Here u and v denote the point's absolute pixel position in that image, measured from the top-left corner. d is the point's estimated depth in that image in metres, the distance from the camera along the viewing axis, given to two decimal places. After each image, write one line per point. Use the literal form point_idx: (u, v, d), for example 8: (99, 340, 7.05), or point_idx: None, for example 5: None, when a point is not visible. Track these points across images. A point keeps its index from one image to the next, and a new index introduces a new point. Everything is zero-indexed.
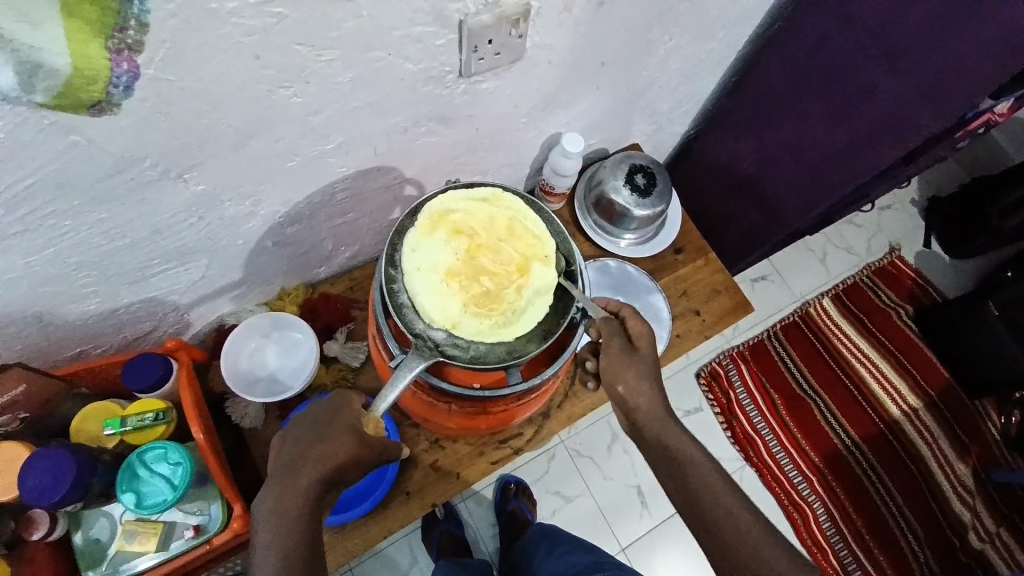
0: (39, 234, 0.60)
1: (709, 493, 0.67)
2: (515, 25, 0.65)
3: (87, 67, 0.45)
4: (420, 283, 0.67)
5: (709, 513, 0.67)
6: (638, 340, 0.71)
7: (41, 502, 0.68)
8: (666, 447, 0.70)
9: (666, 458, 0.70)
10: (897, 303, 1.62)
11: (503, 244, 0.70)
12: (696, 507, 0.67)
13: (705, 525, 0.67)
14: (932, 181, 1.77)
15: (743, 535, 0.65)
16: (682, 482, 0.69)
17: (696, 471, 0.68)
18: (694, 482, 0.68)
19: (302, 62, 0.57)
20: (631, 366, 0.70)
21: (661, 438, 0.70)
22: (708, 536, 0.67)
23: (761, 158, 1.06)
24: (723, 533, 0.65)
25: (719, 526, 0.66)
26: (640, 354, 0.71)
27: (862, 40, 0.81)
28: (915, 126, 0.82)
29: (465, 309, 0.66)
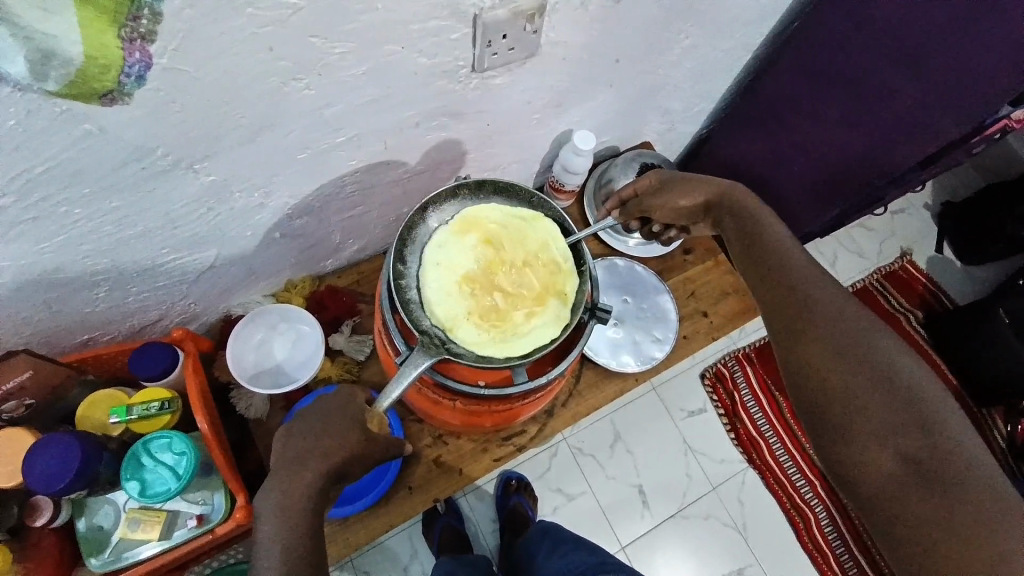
0: (50, 221, 0.60)
1: (839, 317, 0.64)
2: (530, 20, 0.65)
3: (100, 55, 0.45)
4: (440, 287, 0.69)
5: (838, 335, 0.63)
6: (658, 176, 0.81)
7: (46, 489, 0.69)
8: (784, 269, 0.69)
9: (782, 282, 0.68)
10: (906, 309, 1.61)
11: (523, 265, 0.70)
12: (816, 333, 0.64)
13: (829, 348, 0.62)
14: (945, 186, 1.76)
15: (880, 362, 0.61)
16: (803, 310, 0.66)
17: (819, 298, 0.66)
18: (818, 309, 0.65)
19: (316, 55, 0.56)
20: (670, 183, 0.79)
21: (780, 263, 0.70)
22: (826, 361, 0.62)
23: (774, 160, 1.05)
24: (852, 357, 0.61)
25: (843, 353, 0.62)
26: (670, 178, 0.80)
27: (881, 45, 0.80)
28: (934, 130, 0.82)
29: (468, 316, 0.67)
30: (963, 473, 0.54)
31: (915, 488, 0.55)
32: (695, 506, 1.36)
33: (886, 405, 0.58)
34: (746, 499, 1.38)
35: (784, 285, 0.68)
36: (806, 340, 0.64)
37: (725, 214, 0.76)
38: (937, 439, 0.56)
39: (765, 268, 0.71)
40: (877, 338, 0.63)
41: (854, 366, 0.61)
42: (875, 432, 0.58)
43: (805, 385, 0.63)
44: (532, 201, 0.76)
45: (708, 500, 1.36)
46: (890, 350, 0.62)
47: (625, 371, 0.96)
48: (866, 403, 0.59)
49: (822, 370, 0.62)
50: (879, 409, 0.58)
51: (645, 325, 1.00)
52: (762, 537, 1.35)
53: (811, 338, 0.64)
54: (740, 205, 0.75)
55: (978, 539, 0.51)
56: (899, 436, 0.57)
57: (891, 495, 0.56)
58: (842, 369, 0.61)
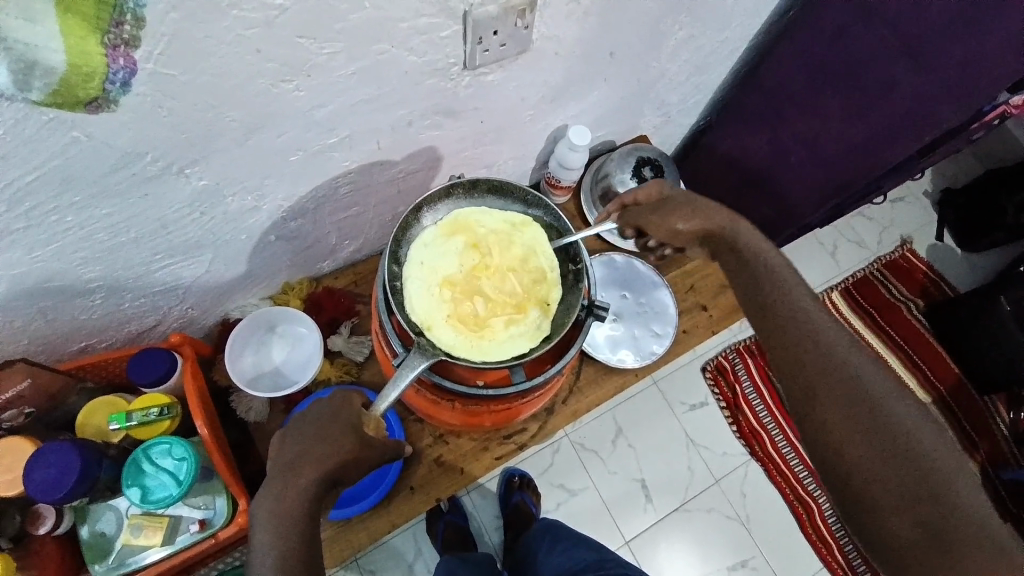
0: (42, 230, 0.59)
1: (853, 374, 0.62)
2: (521, 16, 0.64)
3: (84, 63, 0.45)
4: (424, 284, 0.70)
5: (854, 397, 0.61)
6: (663, 193, 0.76)
7: (46, 498, 0.69)
8: (802, 324, 0.66)
9: (794, 336, 0.65)
10: (907, 298, 1.60)
11: (505, 269, 0.71)
12: (830, 396, 0.62)
13: (843, 412, 0.61)
14: (945, 173, 1.75)
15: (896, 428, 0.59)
16: (817, 370, 0.63)
17: (834, 355, 0.63)
18: (834, 367, 0.63)
19: (305, 56, 0.56)
20: (674, 204, 0.75)
21: (794, 315, 0.67)
22: (839, 426, 0.60)
23: (772, 151, 1.04)
24: (865, 422, 0.60)
25: (857, 420, 0.60)
26: (676, 200, 0.75)
27: (880, 32, 0.79)
28: (935, 122, 0.81)
29: (447, 319, 0.68)
30: (974, 540, 0.54)
31: (928, 553, 0.55)
32: (698, 499, 1.36)
33: (901, 477, 0.57)
34: (749, 491, 1.38)
35: (795, 342, 0.65)
36: (818, 401, 0.62)
37: (725, 249, 0.74)
38: (951, 508, 0.56)
39: (773, 318, 0.67)
40: (893, 399, 0.61)
41: (868, 432, 0.59)
42: (889, 502, 0.57)
43: (818, 446, 0.62)
44: (528, 200, 0.77)
45: (711, 493, 1.36)
46: (904, 408, 0.61)
47: (624, 367, 0.96)
48: (880, 465, 0.58)
49: (836, 434, 0.60)
50: (894, 473, 0.58)
51: (644, 321, 1.00)
52: (765, 529, 1.35)
53: (824, 400, 0.62)
54: (739, 248, 0.72)
55: None
56: (912, 505, 0.56)
57: (909, 561, 0.56)
58: (854, 438, 0.60)
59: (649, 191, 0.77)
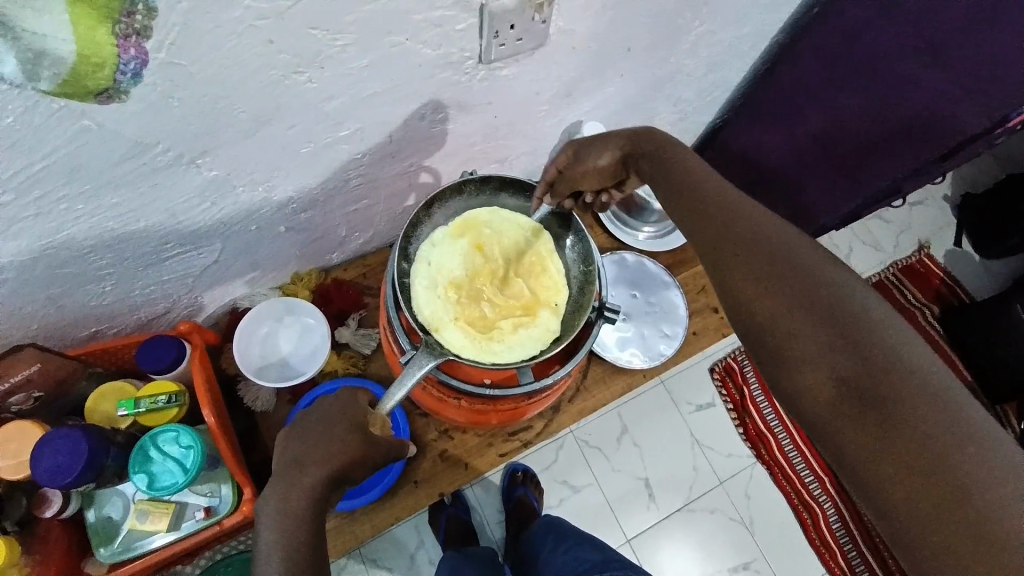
0: (52, 217, 0.59)
1: (817, 273, 0.48)
2: (538, 10, 0.63)
3: (94, 53, 0.44)
4: (430, 288, 0.69)
5: (766, 251, 0.50)
6: (579, 146, 0.67)
7: (53, 483, 0.69)
8: (748, 221, 0.52)
9: (743, 234, 0.52)
10: (922, 303, 1.57)
11: (511, 272, 0.72)
12: (790, 294, 0.48)
13: (804, 308, 0.47)
14: (966, 177, 1.71)
15: (874, 333, 0.45)
16: (776, 265, 0.49)
17: (794, 251, 0.50)
18: (793, 265, 0.49)
19: (317, 47, 0.55)
20: (592, 151, 0.65)
21: (736, 212, 0.53)
22: (794, 326, 0.46)
23: (790, 151, 1.02)
24: (832, 323, 0.45)
25: (821, 321, 0.46)
26: (597, 144, 0.65)
27: (901, 29, 0.78)
28: (953, 123, 0.79)
29: (454, 320, 0.68)
30: (963, 450, 0.40)
31: (856, 416, 0.43)
32: (702, 500, 1.35)
33: (875, 386, 0.43)
34: (752, 494, 1.37)
35: (744, 238, 0.51)
36: (778, 300, 0.48)
37: (642, 158, 0.63)
38: (943, 418, 0.41)
39: (720, 216, 0.54)
40: (806, 248, 0.50)
41: (836, 334, 0.45)
42: (859, 410, 0.43)
43: (769, 351, 0.48)
44: None
45: (714, 494, 1.36)
46: (866, 294, 0.47)
47: (632, 367, 0.95)
48: (795, 326, 0.47)
49: (793, 335, 0.46)
50: (809, 331, 0.46)
51: (653, 322, 0.99)
52: (768, 531, 1.35)
53: (784, 296, 0.48)
54: (658, 148, 0.62)
55: (940, 472, 0.40)
56: (890, 418, 0.42)
57: (831, 427, 0.44)
58: (818, 338, 0.45)
59: (563, 155, 0.68)
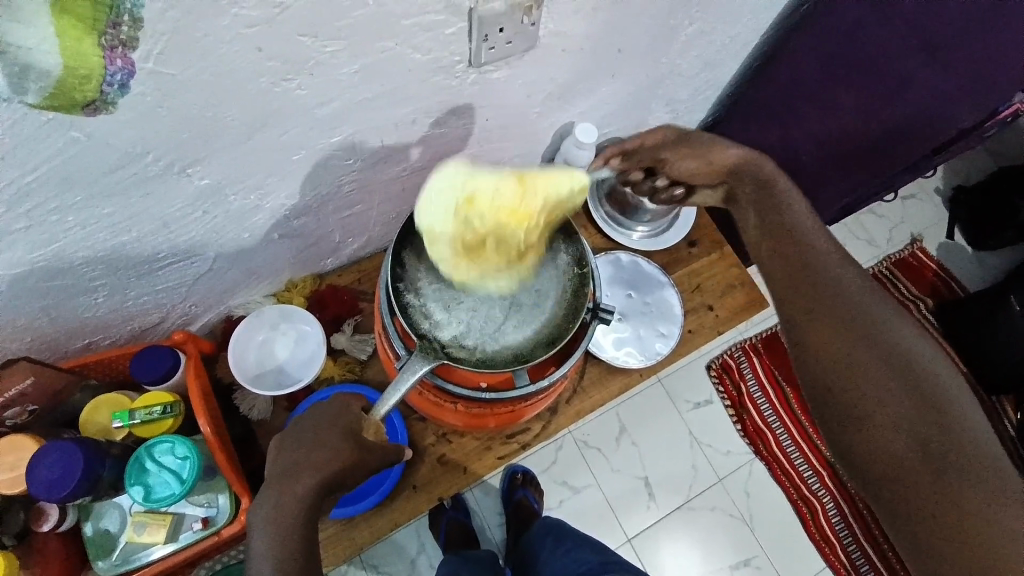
0: (43, 229, 0.59)
1: (900, 332, 0.62)
2: (527, 13, 0.63)
3: (81, 65, 0.44)
4: (432, 290, 0.69)
5: (863, 329, 0.62)
6: (679, 135, 0.82)
7: (48, 496, 0.69)
8: (843, 279, 0.66)
9: (841, 293, 0.65)
10: (916, 297, 1.58)
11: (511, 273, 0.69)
12: (877, 345, 0.61)
13: (891, 355, 0.60)
14: (958, 170, 1.72)
15: (936, 385, 0.59)
16: (867, 321, 0.63)
17: (875, 313, 0.64)
18: (878, 325, 0.63)
19: (307, 54, 0.55)
20: (682, 142, 0.81)
21: (832, 272, 0.67)
22: (883, 393, 0.59)
23: (783, 148, 1.03)
24: (912, 372, 0.59)
25: (902, 368, 0.60)
26: (690, 142, 0.80)
27: (896, 27, 0.77)
28: (948, 121, 0.83)
29: (452, 235, 0.62)
30: (1002, 514, 0.52)
31: (917, 471, 0.55)
32: (702, 498, 1.35)
33: (941, 425, 0.56)
34: (751, 491, 1.37)
35: (840, 296, 0.65)
36: (865, 349, 0.61)
37: (742, 183, 0.77)
38: (988, 485, 0.53)
39: (820, 274, 0.67)
40: (901, 328, 0.63)
41: (913, 381, 0.59)
42: (926, 437, 0.56)
43: (853, 410, 0.60)
44: None
45: (714, 492, 1.36)
46: (943, 374, 0.60)
47: (629, 367, 0.95)
48: (878, 394, 0.59)
49: (877, 400, 0.59)
50: (890, 399, 0.58)
51: (649, 321, 0.99)
52: (769, 528, 1.35)
53: (871, 347, 0.61)
54: (756, 180, 0.76)
55: (980, 525, 0.52)
56: (947, 450, 0.55)
57: (896, 477, 0.56)
58: (902, 380, 0.59)
59: (663, 132, 0.83)
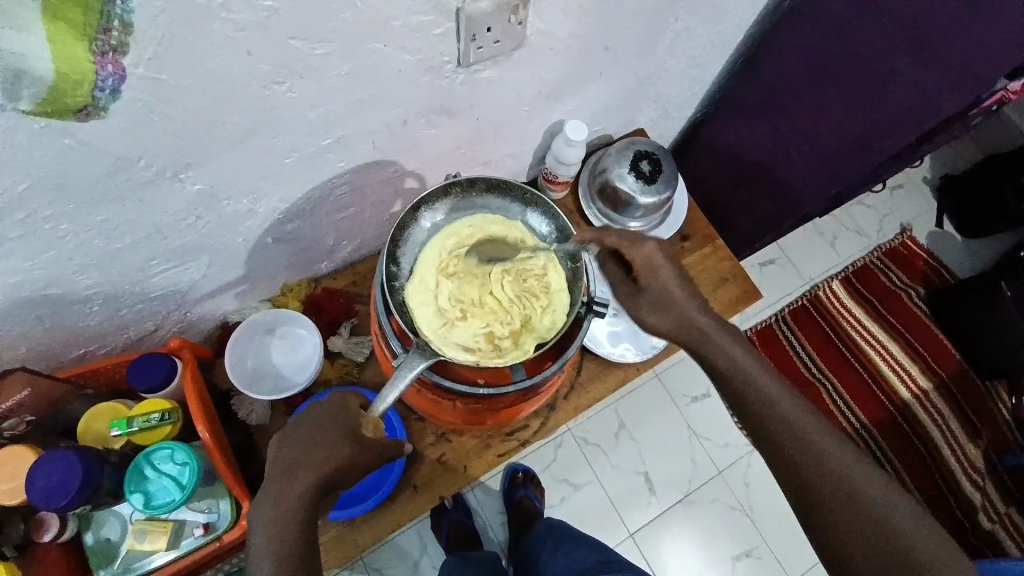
0: (37, 238, 0.59)
1: (791, 414, 0.65)
2: (515, 12, 0.63)
3: (72, 71, 0.44)
4: (434, 307, 0.70)
5: (803, 463, 0.63)
6: (647, 265, 0.67)
7: (48, 505, 0.69)
8: (734, 367, 0.67)
9: (732, 386, 0.67)
10: (908, 285, 1.60)
11: (513, 277, 0.72)
12: (771, 433, 0.65)
13: (785, 442, 0.64)
14: (945, 159, 1.74)
15: (830, 462, 0.62)
16: (757, 413, 0.66)
17: (766, 398, 0.66)
18: (772, 410, 0.65)
19: (297, 57, 0.55)
20: (642, 299, 0.69)
21: (723, 364, 0.67)
22: (840, 530, 0.60)
23: (771, 141, 1.04)
24: (805, 456, 0.63)
25: (795, 454, 0.63)
26: (645, 278, 0.68)
27: (879, 22, 0.78)
28: (935, 111, 0.81)
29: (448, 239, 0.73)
30: None
31: None
32: (702, 491, 1.36)
33: (842, 505, 0.61)
34: (750, 484, 1.38)
35: (733, 389, 0.67)
36: (766, 442, 0.65)
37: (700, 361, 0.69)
38: None
39: (712, 369, 0.68)
40: (832, 445, 0.63)
41: (811, 465, 0.62)
42: (833, 522, 0.60)
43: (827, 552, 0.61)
44: (525, 196, 0.76)
45: (714, 485, 1.37)
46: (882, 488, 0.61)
47: (626, 362, 0.95)
48: (837, 533, 0.60)
49: (837, 536, 0.60)
50: (848, 538, 0.59)
51: None
52: (770, 520, 1.35)
53: (769, 437, 0.65)
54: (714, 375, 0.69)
55: None
56: (859, 526, 0.59)
57: None
58: (799, 470, 0.63)
59: (641, 257, 0.67)
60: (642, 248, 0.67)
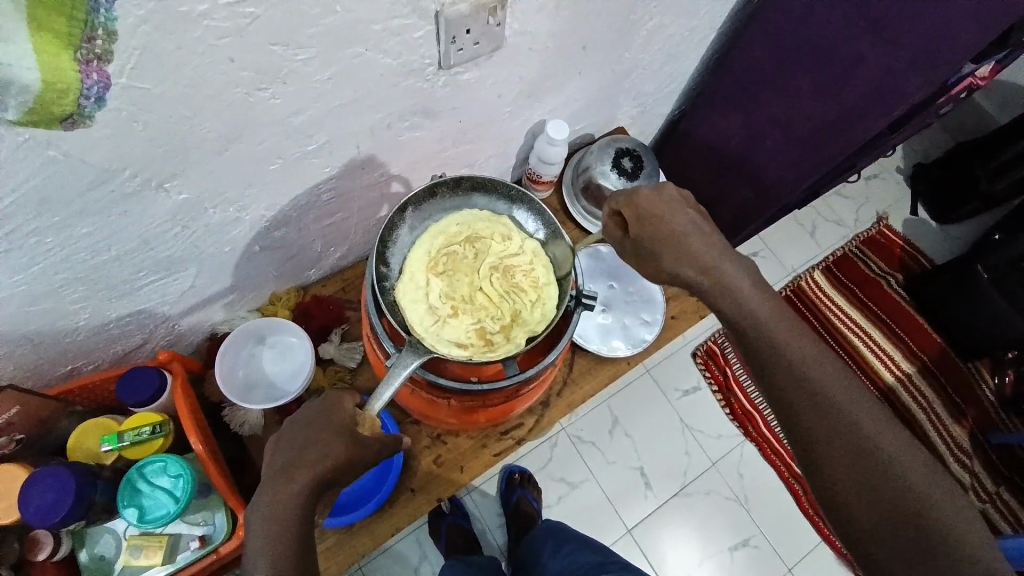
0: (22, 252, 0.59)
1: (807, 372, 0.61)
2: (493, 13, 0.64)
3: (57, 79, 0.44)
4: (426, 305, 0.72)
5: (814, 414, 0.59)
6: (643, 214, 0.68)
7: (43, 522, 0.68)
8: (749, 320, 0.64)
9: (748, 339, 0.64)
10: (887, 272, 1.63)
11: (501, 274, 0.74)
12: (784, 394, 0.61)
13: (798, 402, 0.60)
14: (917, 148, 1.78)
15: (846, 423, 0.58)
16: (771, 371, 0.62)
17: (782, 352, 0.62)
18: (787, 367, 0.61)
19: (279, 63, 0.56)
20: (650, 250, 0.68)
21: (738, 315, 0.65)
22: (847, 484, 0.57)
23: (748, 134, 1.06)
24: (820, 418, 0.59)
25: (808, 416, 0.59)
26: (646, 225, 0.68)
27: (845, 9, 0.81)
28: (901, 94, 0.82)
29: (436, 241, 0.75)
30: None
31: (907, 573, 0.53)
32: (697, 483, 1.37)
33: (857, 470, 0.57)
34: (744, 474, 1.39)
35: (748, 342, 0.64)
36: (779, 402, 0.62)
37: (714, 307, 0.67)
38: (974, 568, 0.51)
39: (728, 321, 0.65)
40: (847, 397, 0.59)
41: (823, 427, 0.59)
42: (846, 488, 0.57)
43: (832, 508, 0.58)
44: (512, 195, 0.78)
45: (709, 476, 1.38)
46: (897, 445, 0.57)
47: (616, 356, 0.96)
48: (845, 487, 0.57)
49: (843, 491, 0.57)
50: (855, 493, 0.56)
51: (634, 310, 1.01)
52: (764, 509, 1.37)
53: (781, 398, 0.61)
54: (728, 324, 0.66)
55: None
56: (873, 492, 0.56)
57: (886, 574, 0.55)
58: (811, 433, 0.59)
59: (637, 207, 0.68)
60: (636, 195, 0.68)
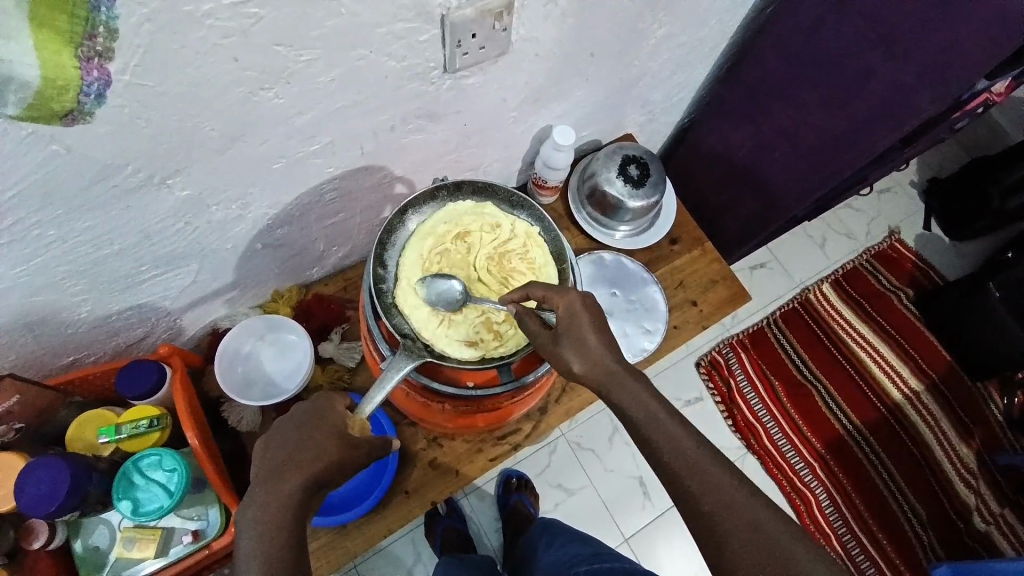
0: (25, 244, 0.59)
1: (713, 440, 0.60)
2: (499, 18, 0.64)
3: (58, 76, 0.45)
4: (427, 306, 0.71)
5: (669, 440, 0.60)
6: (569, 316, 0.63)
7: (37, 512, 0.69)
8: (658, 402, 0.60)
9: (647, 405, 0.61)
10: (897, 287, 1.61)
11: (500, 265, 0.74)
12: (703, 491, 0.57)
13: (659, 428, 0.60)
14: (931, 163, 1.76)
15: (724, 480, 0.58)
16: (678, 470, 0.59)
17: None
18: None
19: (284, 63, 0.56)
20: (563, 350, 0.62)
21: None
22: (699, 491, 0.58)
23: (756, 145, 1.05)
24: (742, 525, 0.56)
25: (726, 520, 0.56)
26: (566, 325, 0.62)
27: (857, 22, 0.80)
28: (912, 109, 0.81)
29: (427, 242, 0.74)
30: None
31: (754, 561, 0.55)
32: None
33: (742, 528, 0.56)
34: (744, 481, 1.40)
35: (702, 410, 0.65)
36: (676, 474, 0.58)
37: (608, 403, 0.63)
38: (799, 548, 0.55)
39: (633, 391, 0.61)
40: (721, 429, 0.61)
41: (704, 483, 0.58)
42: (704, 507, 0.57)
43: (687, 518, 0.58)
44: (512, 200, 0.78)
45: None
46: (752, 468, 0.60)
47: None
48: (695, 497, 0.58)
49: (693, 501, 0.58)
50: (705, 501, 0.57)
51: (635, 318, 0.98)
52: None
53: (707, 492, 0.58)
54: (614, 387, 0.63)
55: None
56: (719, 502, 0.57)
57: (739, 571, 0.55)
58: (729, 543, 0.56)
59: (564, 303, 0.63)
60: (567, 296, 0.63)
